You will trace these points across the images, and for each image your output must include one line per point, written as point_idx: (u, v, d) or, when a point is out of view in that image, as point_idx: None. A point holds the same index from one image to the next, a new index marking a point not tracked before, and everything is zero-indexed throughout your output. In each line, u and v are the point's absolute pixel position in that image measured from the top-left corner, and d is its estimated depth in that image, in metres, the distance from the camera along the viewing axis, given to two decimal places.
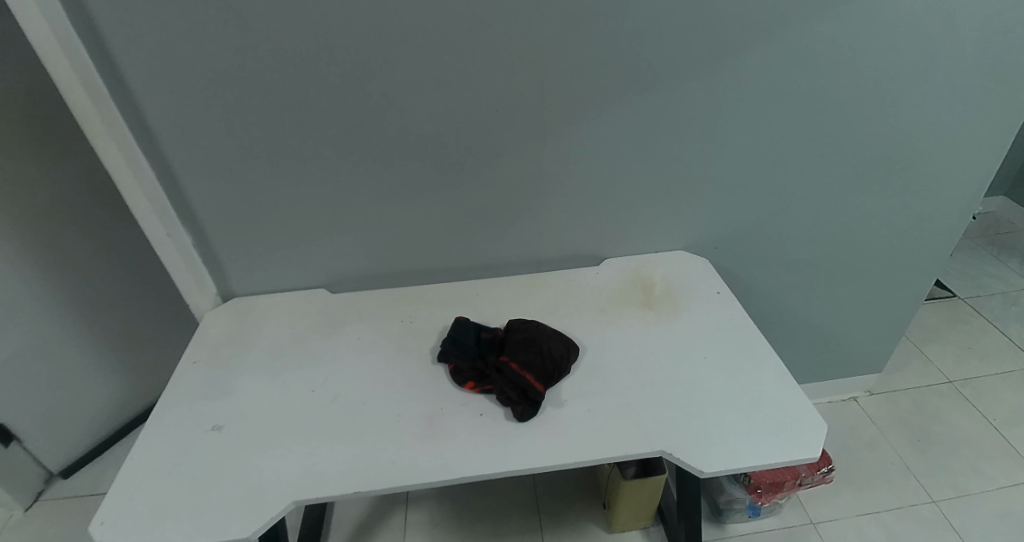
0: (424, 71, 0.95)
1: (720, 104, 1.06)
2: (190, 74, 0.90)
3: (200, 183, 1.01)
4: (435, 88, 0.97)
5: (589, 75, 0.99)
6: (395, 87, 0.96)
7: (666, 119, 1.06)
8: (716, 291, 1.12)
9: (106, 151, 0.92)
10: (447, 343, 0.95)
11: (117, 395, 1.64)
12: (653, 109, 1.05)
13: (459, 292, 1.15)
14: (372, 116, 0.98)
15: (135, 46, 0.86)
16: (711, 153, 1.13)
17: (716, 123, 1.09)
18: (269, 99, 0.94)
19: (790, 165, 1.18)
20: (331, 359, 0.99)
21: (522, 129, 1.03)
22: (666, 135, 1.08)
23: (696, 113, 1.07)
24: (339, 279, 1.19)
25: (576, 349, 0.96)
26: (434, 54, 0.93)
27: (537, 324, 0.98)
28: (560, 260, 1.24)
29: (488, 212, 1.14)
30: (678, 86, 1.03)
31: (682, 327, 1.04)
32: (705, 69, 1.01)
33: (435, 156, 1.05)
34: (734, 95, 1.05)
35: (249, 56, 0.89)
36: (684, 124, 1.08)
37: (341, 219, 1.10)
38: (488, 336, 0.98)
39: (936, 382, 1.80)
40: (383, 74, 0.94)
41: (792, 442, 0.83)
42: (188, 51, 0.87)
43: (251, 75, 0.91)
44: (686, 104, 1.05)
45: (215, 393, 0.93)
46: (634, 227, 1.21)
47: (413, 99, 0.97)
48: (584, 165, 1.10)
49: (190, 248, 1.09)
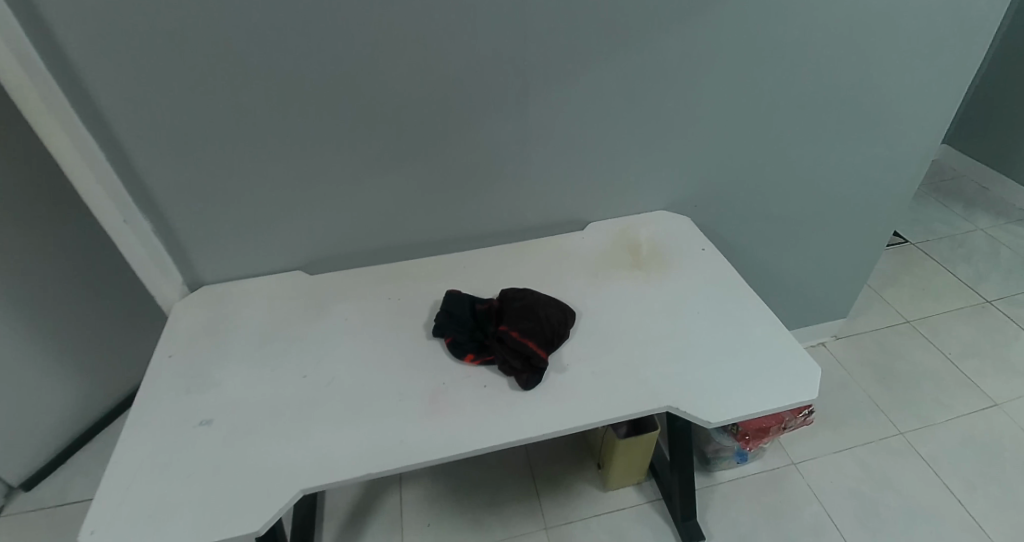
0: (401, 30, 0.88)
1: (704, 56, 1.04)
2: (138, 44, 0.81)
3: (158, 164, 0.93)
4: (413, 50, 0.91)
5: (574, 29, 0.95)
6: (367, 49, 0.89)
7: (646, 78, 1.04)
8: (702, 247, 1.13)
9: (49, 132, 0.83)
10: (442, 316, 0.92)
11: (76, 399, 1.55)
12: (633, 68, 1.02)
13: (447, 265, 1.11)
14: (343, 82, 0.92)
15: (71, 13, 0.77)
16: (695, 107, 1.11)
17: (700, 76, 1.07)
18: (232, 65, 0.86)
19: (769, 118, 1.18)
20: (320, 343, 0.94)
21: (504, 89, 0.99)
22: (649, 91, 1.06)
23: (680, 67, 1.04)
24: (317, 259, 1.13)
25: (573, 314, 0.95)
26: (406, 16, 0.87)
27: (532, 291, 0.97)
28: (544, 226, 1.22)
29: (470, 179, 1.10)
30: (663, 38, 1.00)
31: (674, 284, 1.04)
32: (689, 20, 0.99)
33: (413, 123, 0.99)
34: (719, 46, 1.04)
35: (203, 22, 0.81)
36: (665, 81, 1.06)
37: (316, 195, 1.04)
38: (484, 307, 0.96)
39: (895, 323, 1.90)
40: (358, 33, 0.87)
41: (792, 385, 0.85)
42: (133, 18, 0.79)
43: (210, 39, 0.83)
44: (671, 57, 1.03)
45: (199, 386, 0.88)
46: (616, 189, 1.20)
47: (387, 64, 0.91)
48: (566, 128, 1.07)
49: (152, 236, 1.01)
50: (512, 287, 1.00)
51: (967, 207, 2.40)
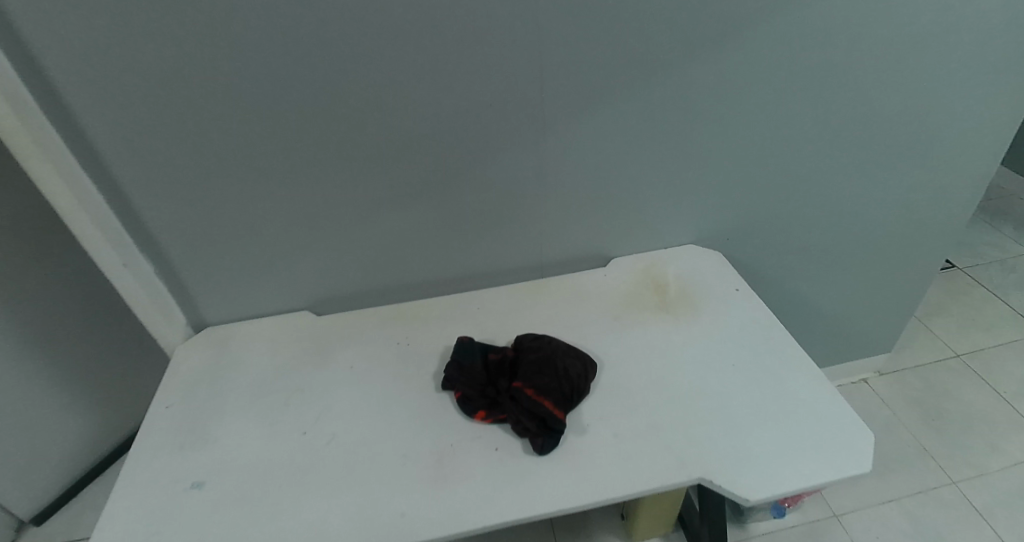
0: (408, 62, 0.83)
1: (735, 82, 0.97)
2: (135, 86, 0.78)
3: (158, 206, 0.90)
4: (420, 83, 0.85)
5: (593, 56, 0.88)
6: (372, 85, 0.84)
7: (670, 107, 0.97)
8: (735, 288, 1.04)
9: (45, 178, 0.80)
10: (452, 368, 0.86)
11: (87, 432, 1.54)
12: (655, 98, 0.95)
13: (459, 306, 1.04)
14: (348, 118, 0.87)
15: (66, 57, 0.74)
16: (725, 137, 1.03)
17: (731, 103, 0.99)
18: (232, 102, 0.82)
19: (806, 146, 1.10)
20: (323, 394, 0.89)
21: (520, 122, 0.93)
22: (676, 119, 0.99)
23: (709, 94, 0.97)
24: (325, 299, 1.08)
25: (593, 365, 0.87)
26: (413, 50, 0.82)
27: (549, 340, 0.90)
28: (563, 262, 1.14)
29: (483, 216, 1.03)
30: (690, 63, 0.93)
31: (704, 331, 0.95)
32: (718, 44, 0.92)
33: (422, 159, 0.94)
34: (751, 70, 0.96)
35: (201, 62, 0.77)
36: (690, 111, 0.99)
37: (323, 234, 0.99)
38: (497, 357, 0.88)
39: (943, 357, 1.77)
40: (362, 67, 0.82)
41: (840, 455, 0.76)
42: (129, 59, 0.75)
43: (208, 75, 0.79)
44: (698, 83, 0.95)
45: (194, 442, 0.83)
46: (640, 223, 1.11)
47: (393, 100, 0.86)
48: (584, 161, 1.00)
49: (153, 278, 0.97)
50: (528, 333, 0.93)
51: (1018, 228, 2.25)
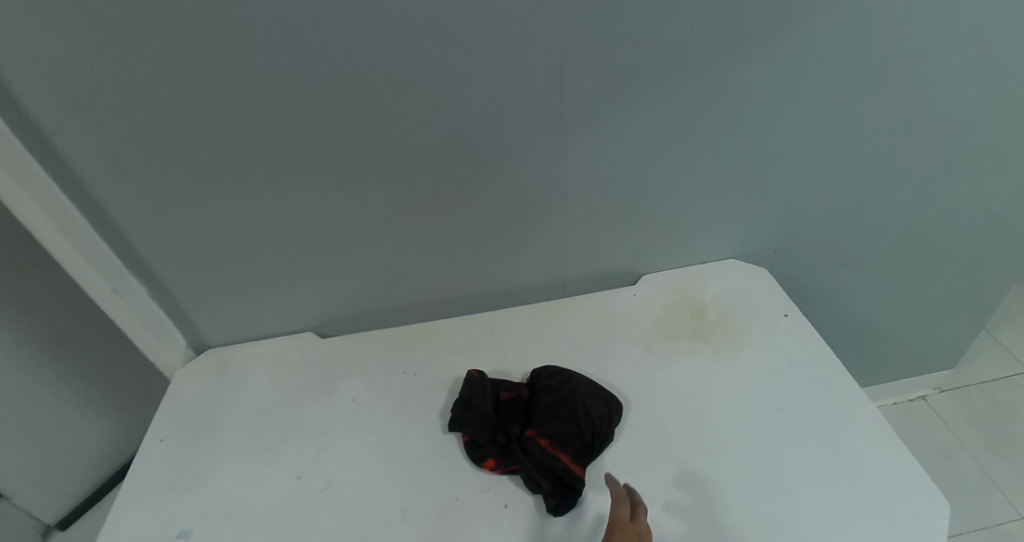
0: (405, 73, 0.73)
1: (789, 88, 0.82)
2: (109, 104, 0.71)
3: (146, 227, 0.84)
4: (421, 95, 0.75)
5: (620, 62, 0.75)
6: (367, 97, 0.75)
7: (712, 114, 0.83)
8: (783, 314, 0.92)
9: (20, 205, 0.76)
10: (459, 409, 0.77)
11: (109, 436, 1.52)
12: (694, 104, 0.81)
13: (473, 330, 0.95)
14: (343, 133, 0.78)
15: (30, 75, 0.67)
16: (776, 150, 0.89)
17: (785, 112, 0.84)
18: (213, 118, 0.74)
19: (873, 158, 0.94)
20: (322, 431, 0.82)
21: (536, 138, 0.81)
22: (718, 133, 0.85)
23: (758, 103, 0.83)
24: (330, 319, 1.01)
25: (618, 408, 0.77)
26: (411, 59, 0.72)
27: (569, 376, 0.80)
28: (587, 280, 1.02)
29: (498, 233, 0.93)
30: (736, 69, 0.79)
31: (747, 366, 0.84)
32: (770, 46, 0.77)
33: (428, 175, 0.84)
34: (811, 75, 0.81)
35: (176, 77, 0.69)
36: (736, 117, 0.84)
37: (324, 253, 0.92)
38: (510, 396, 0.80)
39: (1013, 373, 1.59)
40: (354, 80, 0.73)
41: (908, 530, 0.65)
42: (99, 77, 0.68)
43: (186, 91, 0.71)
44: (746, 91, 0.81)
45: (185, 482, 0.78)
46: (674, 239, 0.98)
47: (392, 112, 0.76)
48: (610, 175, 0.87)
49: (148, 302, 0.92)
50: (547, 366, 0.83)
51: None
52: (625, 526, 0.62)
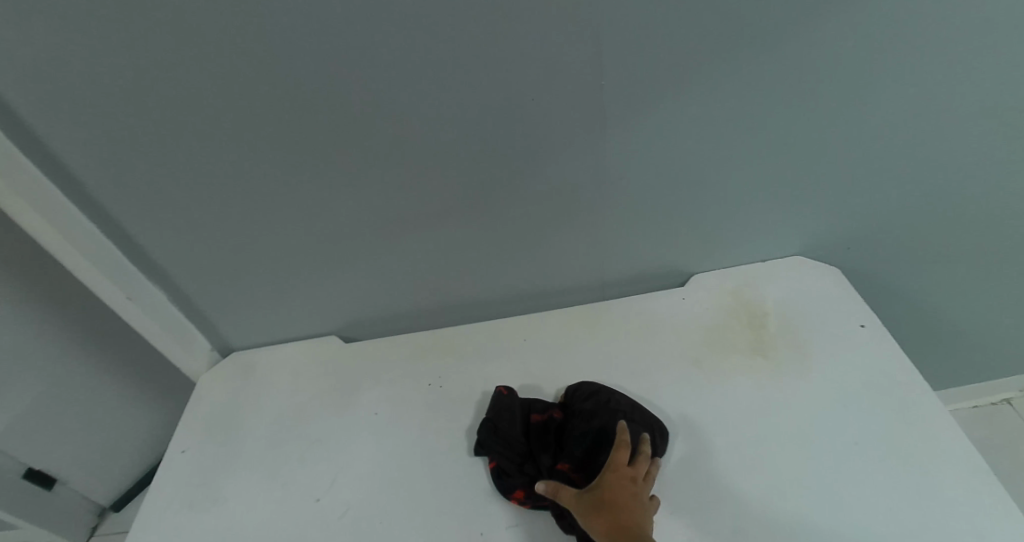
0: (408, 67, 0.65)
1: (881, 73, 0.67)
2: (101, 108, 0.67)
3: (155, 232, 0.80)
4: (428, 88, 0.66)
5: (663, 43, 0.64)
6: (368, 91, 0.67)
7: (771, 99, 0.69)
8: (859, 324, 0.80)
9: (23, 214, 0.74)
10: (486, 433, 0.73)
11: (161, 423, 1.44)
12: (750, 88, 0.68)
13: (503, 338, 0.88)
14: (347, 131, 0.70)
15: (21, 79, 0.64)
16: (860, 147, 0.74)
17: (872, 101, 0.70)
18: (208, 120, 0.68)
19: (978, 154, 0.75)
20: (342, 449, 0.78)
21: (566, 132, 0.72)
22: (784, 124, 0.72)
23: (838, 91, 0.69)
24: (353, 322, 0.95)
25: (661, 436, 0.70)
26: (413, 48, 0.63)
27: (607, 397, 0.74)
28: (629, 282, 0.92)
29: (527, 234, 0.83)
30: (801, 48, 0.65)
31: (811, 389, 0.74)
32: (859, 21, 0.63)
33: (446, 174, 0.75)
34: (907, 57, 0.66)
35: (165, 77, 0.64)
36: (803, 101, 0.70)
37: (340, 257, 0.85)
38: (541, 418, 0.75)
39: None
40: (358, 75, 0.65)
41: None
42: (88, 80, 0.64)
43: (176, 91, 0.66)
44: (823, 76, 0.67)
45: (204, 499, 0.76)
46: (728, 239, 0.86)
47: (399, 108, 0.68)
48: (651, 170, 0.76)
49: (166, 305, 0.89)
50: (582, 386, 0.77)
51: None
52: (623, 474, 0.62)
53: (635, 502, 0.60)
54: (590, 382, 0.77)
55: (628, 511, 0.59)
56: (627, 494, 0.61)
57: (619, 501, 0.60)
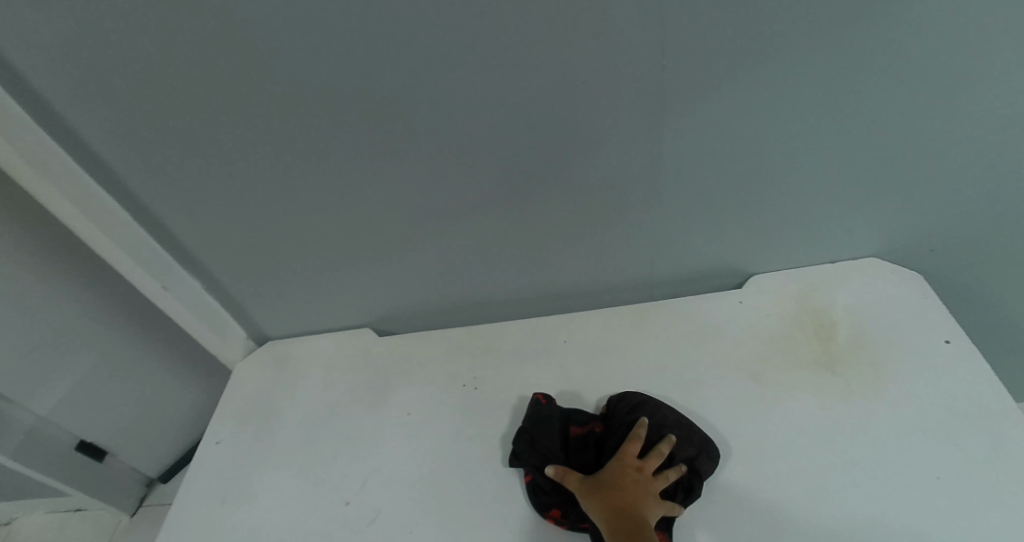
0: (436, 53, 0.59)
1: (978, 58, 0.58)
2: (126, 97, 0.65)
3: (186, 222, 0.79)
4: (459, 75, 0.61)
5: (730, 23, 0.57)
6: (395, 79, 0.62)
7: (844, 86, 0.61)
8: (945, 341, 0.71)
9: (55, 204, 0.74)
10: (522, 447, 0.68)
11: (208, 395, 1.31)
12: (821, 73, 0.60)
13: (543, 338, 0.83)
14: (375, 121, 0.66)
15: (48, 68, 0.63)
16: (957, 141, 0.65)
17: (965, 90, 0.61)
18: (232, 110, 0.65)
19: None
20: (372, 451, 0.76)
21: (617, 122, 0.65)
22: (866, 114, 0.64)
23: (924, 78, 0.60)
24: (386, 316, 0.92)
25: (710, 459, 0.64)
26: (440, 33, 0.58)
27: (650, 411, 0.69)
28: (679, 282, 0.85)
29: (570, 229, 0.77)
30: (881, 28, 0.57)
31: (885, 413, 0.66)
32: None
33: (482, 167, 0.70)
34: (1011, 38, 0.56)
35: (186, 65, 0.61)
36: (883, 88, 0.61)
37: (372, 250, 0.81)
38: (580, 433, 0.70)
39: None
40: (392, 60, 0.60)
41: None
42: (112, 68, 0.62)
43: (199, 80, 0.63)
44: (913, 59, 0.59)
45: (236, 495, 0.75)
46: (791, 239, 0.78)
47: (428, 97, 0.63)
48: (706, 163, 0.69)
49: (201, 293, 0.88)
50: (625, 397, 0.71)
51: None
52: (629, 464, 0.63)
53: (637, 490, 0.60)
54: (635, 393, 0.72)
55: (626, 496, 0.60)
56: (628, 482, 0.61)
57: (619, 487, 0.61)
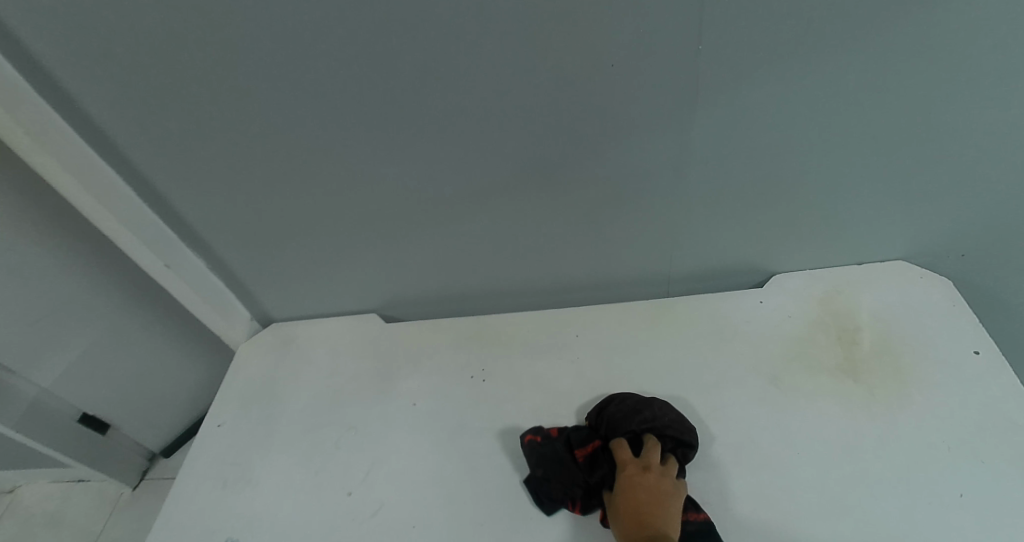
0: (456, 37, 0.57)
1: None
2: (131, 71, 0.62)
3: (192, 201, 0.77)
4: (478, 60, 0.58)
5: (773, 11, 0.53)
6: (410, 61, 0.59)
7: (883, 84, 0.58)
8: (973, 350, 0.68)
9: (58, 177, 0.72)
10: (553, 486, 0.64)
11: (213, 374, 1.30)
12: (861, 69, 0.57)
13: (553, 331, 0.81)
14: (388, 104, 0.63)
15: (50, 38, 0.60)
16: (1001, 146, 0.61)
17: (1013, 94, 0.57)
18: (242, 87, 0.63)
19: None
20: (375, 440, 0.74)
21: (643, 113, 0.62)
22: (907, 114, 0.60)
23: (969, 79, 0.57)
24: (393, 301, 0.90)
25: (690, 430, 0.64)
26: (461, 15, 0.55)
27: (616, 421, 0.66)
28: (696, 278, 0.82)
29: (586, 221, 0.74)
30: (928, 25, 0.53)
31: (908, 425, 0.64)
32: None
33: (499, 154, 0.67)
34: None
35: (194, 40, 0.59)
36: (926, 87, 0.58)
37: (381, 234, 0.79)
38: (586, 452, 0.66)
39: None
40: (410, 41, 0.57)
41: None
42: (116, 40, 0.59)
43: (207, 55, 0.60)
44: (960, 56, 0.55)
45: (236, 480, 0.74)
46: (815, 240, 0.75)
47: (444, 80, 0.60)
48: (733, 159, 0.66)
49: (206, 273, 0.87)
50: (604, 406, 0.69)
51: None
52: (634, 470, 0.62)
53: (653, 496, 0.60)
54: (607, 402, 0.69)
55: (648, 507, 0.59)
56: (641, 490, 0.60)
57: (635, 504, 0.59)
